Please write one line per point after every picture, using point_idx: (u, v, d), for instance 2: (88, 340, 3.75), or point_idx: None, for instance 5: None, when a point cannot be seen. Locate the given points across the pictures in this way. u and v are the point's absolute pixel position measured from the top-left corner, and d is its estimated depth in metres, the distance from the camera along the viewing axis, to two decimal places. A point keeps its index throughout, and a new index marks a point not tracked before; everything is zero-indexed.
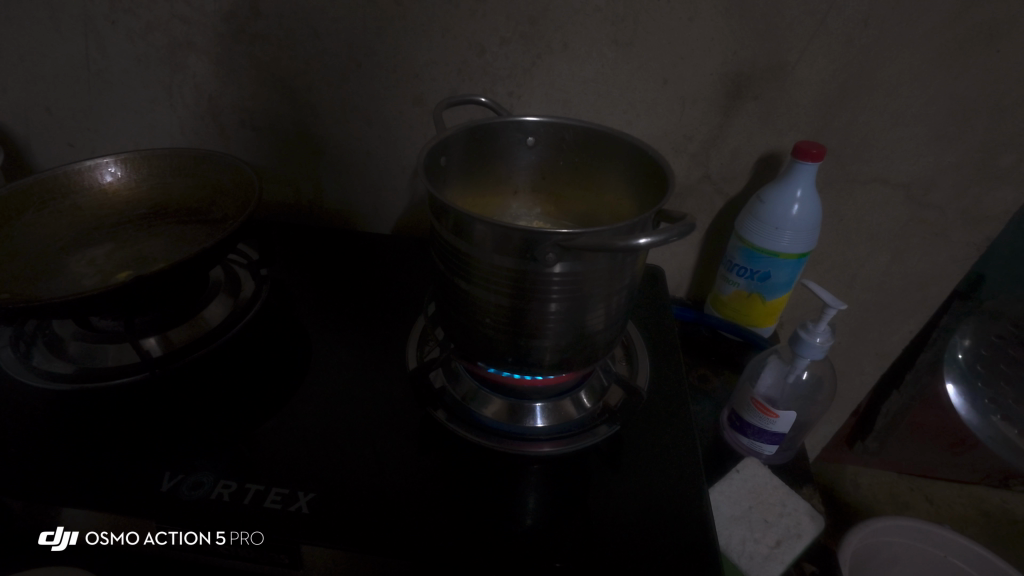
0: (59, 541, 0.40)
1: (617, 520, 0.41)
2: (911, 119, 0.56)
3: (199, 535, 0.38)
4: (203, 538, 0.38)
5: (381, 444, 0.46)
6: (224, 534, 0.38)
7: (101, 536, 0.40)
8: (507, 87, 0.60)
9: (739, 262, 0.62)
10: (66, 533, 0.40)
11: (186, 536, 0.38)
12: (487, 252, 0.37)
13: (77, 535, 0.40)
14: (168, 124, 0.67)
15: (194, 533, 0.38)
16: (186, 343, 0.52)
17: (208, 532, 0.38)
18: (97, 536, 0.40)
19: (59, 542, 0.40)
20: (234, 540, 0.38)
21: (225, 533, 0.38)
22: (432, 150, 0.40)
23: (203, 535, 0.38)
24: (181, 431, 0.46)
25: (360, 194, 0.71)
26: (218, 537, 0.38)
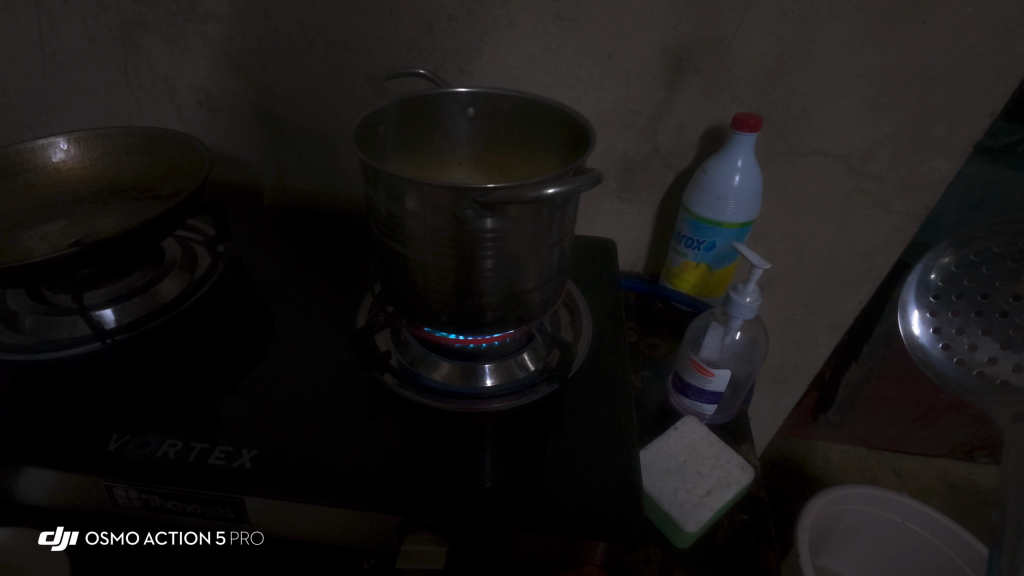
0: (59, 541, 0.41)
1: (551, 471, 0.43)
2: (846, 90, 0.58)
3: (199, 535, 0.42)
4: (203, 538, 0.42)
5: (330, 406, 0.48)
6: (224, 535, 0.42)
7: (102, 536, 0.42)
8: (457, 64, 0.61)
9: (687, 234, 0.64)
10: (67, 533, 0.41)
11: (186, 536, 0.42)
12: (415, 212, 0.38)
13: (78, 535, 0.42)
14: (126, 105, 0.68)
15: (194, 534, 0.42)
16: (141, 315, 0.52)
17: (208, 533, 0.42)
18: (97, 536, 0.42)
19: (59, 543, 0.41)
20: (235, 540, 0.42)
21: (225, 534, 0.42)
22: (366, 120, 0.42)
23: (203, 535, 0.42)
24: (132, 399, 0.47)
25: (319, 173, 0.72)
26: (218, 538, 0.42)
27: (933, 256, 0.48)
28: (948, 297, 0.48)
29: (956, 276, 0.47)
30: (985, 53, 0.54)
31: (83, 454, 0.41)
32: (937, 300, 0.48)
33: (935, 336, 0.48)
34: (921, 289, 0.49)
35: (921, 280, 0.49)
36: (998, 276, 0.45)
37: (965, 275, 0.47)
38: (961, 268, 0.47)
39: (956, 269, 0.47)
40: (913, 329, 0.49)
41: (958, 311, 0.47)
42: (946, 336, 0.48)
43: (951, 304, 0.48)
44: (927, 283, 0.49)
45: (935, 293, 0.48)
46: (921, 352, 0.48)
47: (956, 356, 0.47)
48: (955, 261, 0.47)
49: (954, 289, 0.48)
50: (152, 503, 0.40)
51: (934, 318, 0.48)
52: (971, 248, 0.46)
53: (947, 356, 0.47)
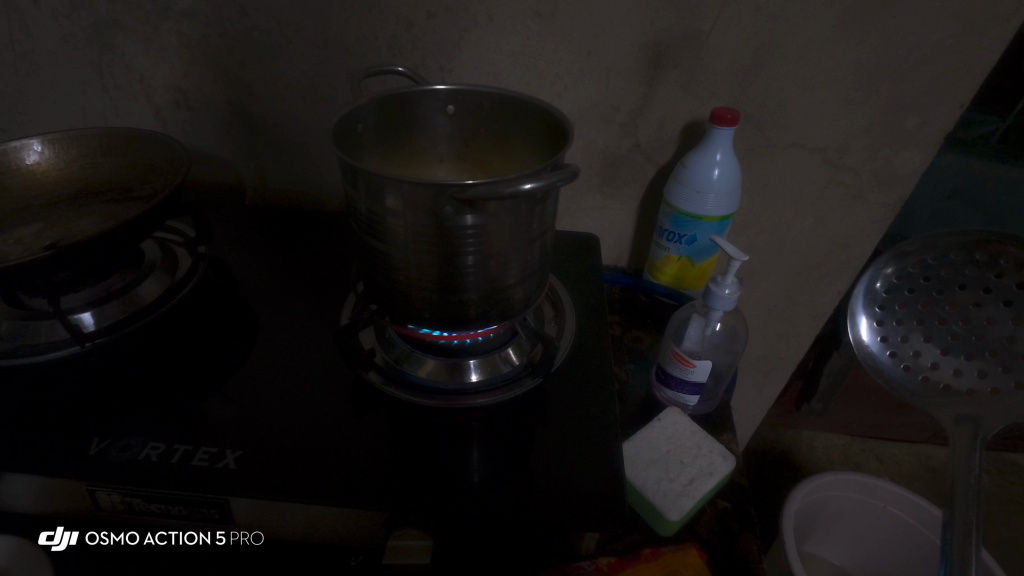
0: (59, 541, 0.41)
1: (537, 464, 0.44)
2: (821, 84, 0.59)
3: (199, 535, 0.41)
4: (204, 538, 0.42)
5: (315, 405, 0.48)
6: (224, 535, 0.41)
7: (102, 536, 0.42)
8: (437, 61, 0.61)
9: (668, 228, 0.65)
10: (66, 533, 0.42)
11: (186, 536, 0.41)
12: (392, 209, 0.38)
13: (78, 535, 0.42)
14: (102, 105, 0.67)
15: (194, 533, 0.41)
16: (120, 318, 0.52)
17: (208, 532, 0.41)
18: (97, 536, 0.42)
19: (59, 543, 0.41)
20: (235, 540, 0.41)
21: (225, 534, 0.41)
22: (344, 118, 0.42)
23: (203, 535, 0.41)
24: (112, 403, 0.46)
25: (301, 172, 0.71)
26: (218, 537, 0.41)
27: (877, 267, 0.53)
28: (891, 307, 0.52)
29: (896, 287, 0.52)
30: (954, 46, 0.56)
31: (68, 460, 0.40)
32: (881, 309, 0.52)
33: (882, 343, 0.52)
34: (868, 298, 0.53)
35: (867, 290, 0.53)
36: (936, 286, 0.51)
37: (905, 286, 0.52)
38: (901, 280, 0.52)
39: (897, 280, 0.52)
40: (861, 335, 0.52)
41: (902, 320, 0.52)
42: (890, 344, 0.52)
43: (894, 313, 0.52)
44: (873, 293, 0.53)
45: (879, 303, 0.53)
46: (872, 359, 0.52)
47: (902, 361, 0.51)
48: (896, 273, 0.52)
49: (895, 299, 0.52)
50: (136, 506, 0.40)
51: (881, 327, 0.52)
52: (912, 261, 0.51)
53: (894, 362, 0.51)
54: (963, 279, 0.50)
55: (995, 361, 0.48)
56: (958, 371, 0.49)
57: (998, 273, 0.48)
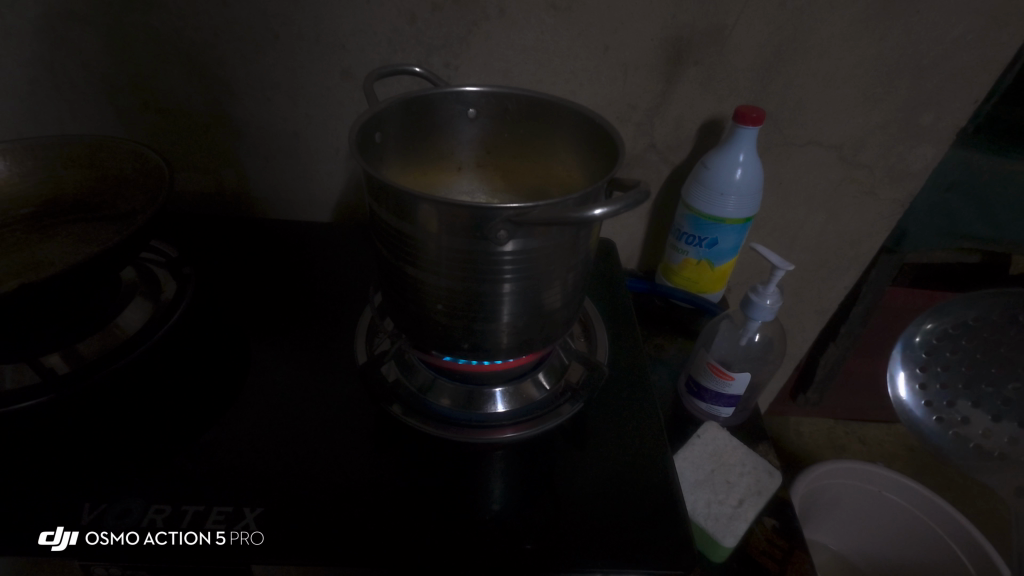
0: (59, 541, 0.35)
1: (587, 496, 0.41)
2: (842, 80, 0.58)
3: (199, 535, 0.36)
4: (203, 538, 0.35)
5: (337, 447, 0.43)
6: (224, 534, 0.36)
7: (102, 535, 0.36)
8: (443, 58, 0.56)
9: (687, 231, 0.63)
10: (66, 533, 0.36)
11: (185, 535, 0.35)
12: (433, 234, 0.33)
13: (78, 535, 0.36)
14: (56, 108, 0.59)
15: (194, 533, 0.36)
16: (100, 354, 0.46)
17: (208, 531, 0.36)
18: (98, 536, 0.35)
19: (59, 543, 0.35)
20: (234, 541, 0.36)
21: (225, 533, 0.36)
22: (365, 124, 0.37)
23: (203, 535, 0.36)
24: (102, 456, 0.41)
25: (289, 179, 0.65)
26: (218, 537, 0.35)
27: (912, 330, 0.53)
28: (936, 368, 0.52)
29: (937, 347, 0.52)
30: (974, 41, 0.55)
31: (59, 539, 0.35)
32: (923, 370, 0.53)
33: (925, 405, 0.52)
34: (908, 357, 0.53)
35: (905, 349, 0.53)
36: (980, 347, 0.50)
37: (946, 348, 0.52)
38: (942, 339, 0.52)
39: (939, 341, 0.52)
40: (900, 392, 0.53)
41: (948, 381, 0.52)
42: (936, 404, 0.52)
43: (940, 375, 0.52)
44: (912, 350, 0.53)
45: (921, 364, 0.53)
46: (914, 424, 0.52)
47: (948, 426, 0.51)
48: (934, 334, 0.52)
49: (937, 359, 0.52)
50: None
51: (923, 389, 0.53)
52: (950, 324, 0.51)
53: (939, 427, 0.51)
54: (1007, 341, 0.49)
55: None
56: (1013, 437, 0.48)
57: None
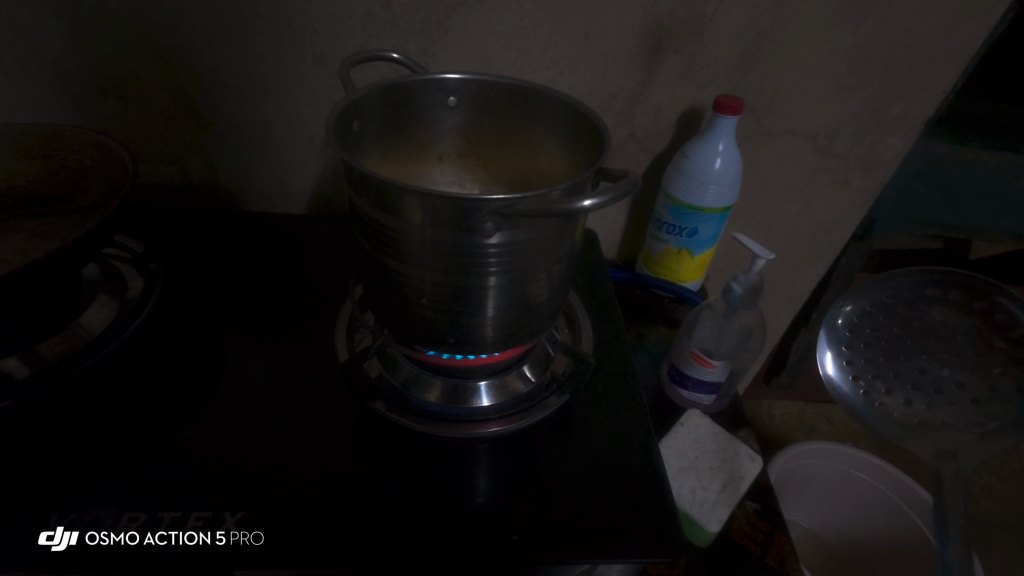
0: (59, 541, 0.34)
1: (576, 487, 0.41)
2: (818, 71, 0.58)
3: (199, 535, 0.35)
4: (203, 538, 0.35)
5: (320, 446, 0.42)
6: (224, 534, 0.35)
7: (102, 535, 0.35)
8: (420, 44, 0.55)
9: (667, 220, 0.63)
10: (66, 532, 0.35)
11: (186, 535, 0.35)
12: (417, 227, 0.32)
13: (79, 534, 0.35)
14: (4, 94, 0.55)
15: (194, 533, 0.35)
16: (62, 355, 0.43)
17: (208, 531, 0.35)
18: (98, 536, 0.35)
19: (59, 543, 0.34)
20: (234, 541, 0.35)
21: (226, 532, 0.35)
22: (343, 112, 0.35)
23: (203, 535, 0.35)
24: (71, 464, 0.39)
25: (260, 170, 0.63)
26: (218, 537, 0.35)
27: (836, 310, 0.52)
28: (858, 346, 0.51)
29: (859, 326, 0.52)
30: (943, 33, 0.56)
31: (30, 553, 0.33)
32: (848, 348, 0.52)
33: (853, 381, 0.51)
34: (834, 337, 0.52)
35: (831, 328, 0.52)
36: (895, 322, 0.51)
37: (867, 325, 0.52)
38: (862, 318, 0.52)
39: (859, 319, 0.52)
40: (829, 371, 0.52)
41: (868, 357, 0.51)
42: (860, 380, 0.51)
43: (862, 351, 0.51)
44: (838, 328, 0.52)
45: (845, 342, 0.52)
46: (848, 401, 0.50)
47: (874, 400, 0.50)
48: (855, 312, 0.52)
49: (860, 336, 0.52)
50: None
51: (850, 366, 0.51)
52: (868, 300, 0.51)
53: (868, 402, 0.50)
54: (918, 314, 0.50)
55: (961, 392, 0.48)
56: (931, 406, 0.48)
57: (945, 306, 0.49)
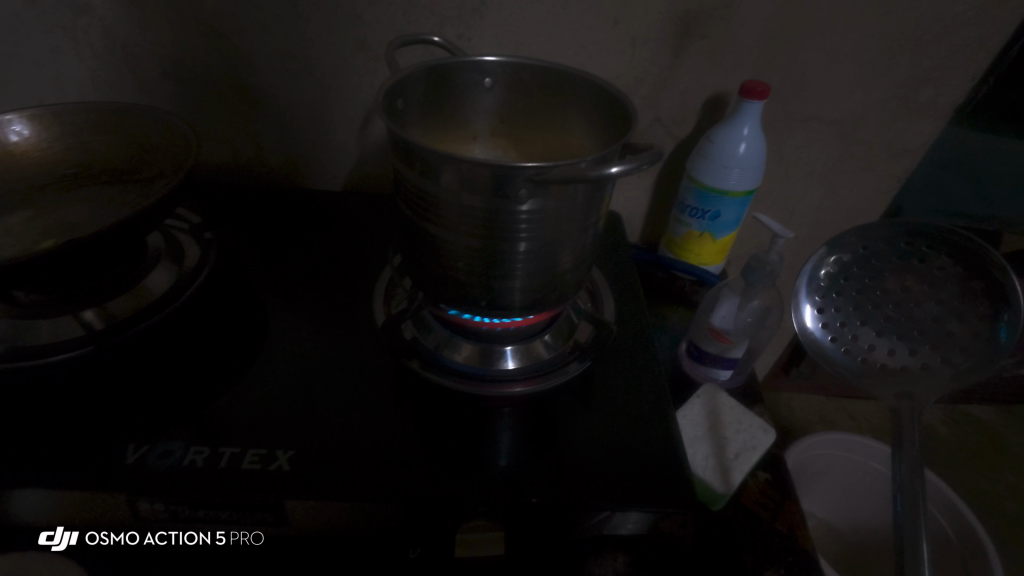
0: (59, 541, 0.38)
1: (594, 447, 0.44)
2: (845, 57, 0.59)
3: (199, 535, 0.39)
4: (203, 538, 0.39)
5: (359, 399, 0.46)
6: (224, 534, 0.39)
7: (102, 536, 0.39)
8: (456, 29, 0.58)
9: (690, 203, 0.65)
10: (66, 533, 0.38)
11: (185, 536, 0.39)
12: (456, 193, 0.35)
13: (78, 535, 0.39)
14: (77, 76, 0.60)
15: (194, 533, 0.39)
16: (130, 313, 0.48)
17: (208, 532, 0.39)
18: (97, 536, 0.38)
19: (59, 543, 0.38)
20: (235, 540, 0.39)
21: (225, 533, 0.39)
22: (390, 90, 0.39)
23: (203, 535, 0.39)
24: (141, 405, 0.43)
25: (303, 149, 0.67)
26: (218, 537, 0.39)
27: (813, 259, 0.50)
28: (830, 295, 0.50)
29: (834, 275, 0.50)
30: (973, 19, 0.56)
31: (109, 476, 0.37)
32: (822, 297, 0.50)
33: (825, 329, 0.49)
34: (810, 286, 0.50)
35: (808, 277, 0.50)
36: (869, 272, 0.49)
37: (842, 275, 0.50)
38: (838, 268, 0.50)
39: (834, 269, 0.50)
40: (805, 321, 0.50)
41: (840, 306, 0.50)
42: (832, 329, 0.49)
43: (834, 300, 0.50)
44: (817, 277, 0.50)
45: (819, 291, 0.50)
46: (821, 350, 0.49)
47: (843, 346, 0.49)
48: (830, 261, 0.50)
49: (835, 286, 0.50)
50: (180, 514, 0.38)
51: (823, 314, 0.50)
52: (845, 249, 0.50)
53: (837, 348, 0.49)
54: (891, 264, 0.49)
55: (922, 337, 0.47)
56: (893, 351, 0.48)
57: (918, 256, 0.47)
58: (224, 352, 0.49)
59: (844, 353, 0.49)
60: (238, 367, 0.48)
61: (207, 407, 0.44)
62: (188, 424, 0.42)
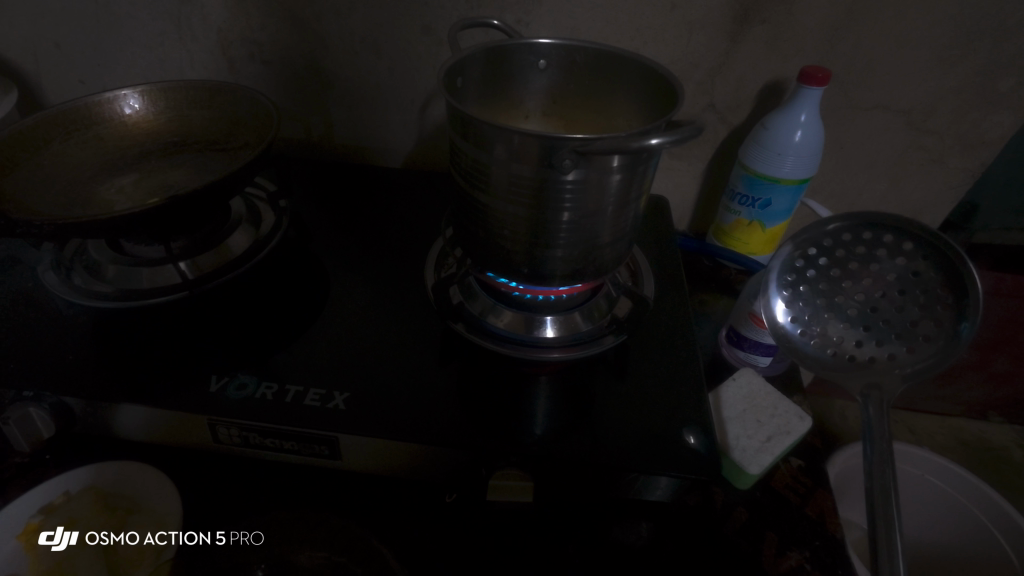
0: (59, 541, 0.42)
1: (624, 416, 0.46)
2: (915, 42, 0.57)
3: (200, 535, 0.41)
4: (204, 538, 0.41)
5: (407, 355, 0.50)
6: (225, 535, 0.41)
7: (102, 536, 0.42)
8: (516, 15, 0.60)
9: (741, 191, 0.64)
10: (66, 533, 0.42)
11: (185, 536, 0.40)
12: (506, 163, 0.38)
13: (78, 535, 0.42)
14: (178, 57, 0.67)
15: (195, 533, 0.41)
16: (215, 268, 0.54)
17: (208, 532, 0.41)
18: (97, 536, 0.42)
19: (59, 543, 0.42)
20: (235, 539, 0.41)
21: (226, 533, 0.41)
22: (450, 69, 0.42)
23: (203, 535, 0.41)
24: (222, 346, 0.49)
25: (368, 128, 0.72)
26: (219, 537, 0.41)
27: (780, 256, 0.50)
28: (798, 288, 0.50)
29: (801, 270, 0.50)
30: None
31: (194, 400, 0.43)
32: (790, 291, 0.50)
33: (793, 322, 0.50)
34: (777, 282, 0.50)
35: (775, 273, 0.50)
36: (835, 265, 0.49)
37: (809, 268, 0.50)
38: (804, 261, 0.50)
39: (800, 264, 0.50)
40: (777, 316, 0.50)
41: (808, 299, 0.50)
42: (801, 322, 0.49)
43: (802, 294, 0.50)
44: (785, 273, 0.50)
45: (787, 287, 0.50)
46: (793, 346, 0.49)
47: (812, 338, 0.49)
48: (797, 256, 0.50)
49: (801, 279, 0.50)
50: (251, 440, 0.43)
51: (790, 307, 0.50)
52: (810, 245, 0.49)
53: (806, 341, 0.49)
54: (857, 258, 0.48)
55: (888, 328, 0.47)
56: (859, 342, 0.48)
57: (882, 248, 0.47)
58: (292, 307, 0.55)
59: (815, 345, 0.49)
60: (304, 320, 0.53)
61: (276, 353, 0.49)
62: (261, 365, 0.47)
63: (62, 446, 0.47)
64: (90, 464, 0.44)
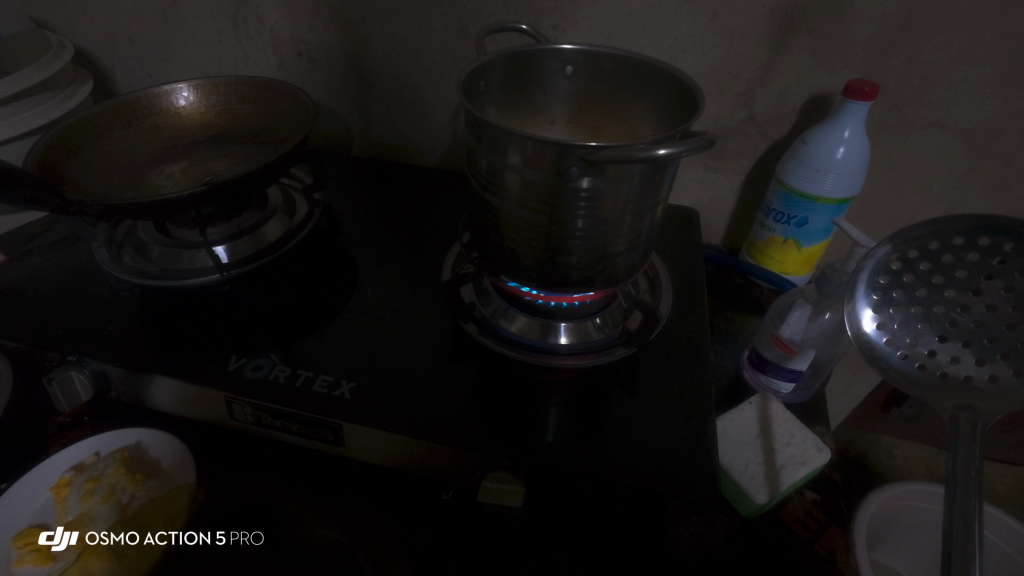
0: (59, 540, 0.43)
1: (626, 431, 0.45)
2: (980, 57, 0.53)
3: (200, 535, 0.43)
4: (203, 538, 0.43)
5: (419, 351, 0.51)
6: (224, 535, 0.43)
7: (102, 536, 0.43)
8: (553, 20, 0.60)
9: (777, 208, 0.61)
10: (66, 533, 0.43)
11: (186, 536, 0.43)
12: (519, 168, 0.38)
13: (78, 535, 0.43)
14: (234, 54, 0.72)
15: (195, 534, 0.43)
16: (250, 254, 0.57)
17: (208, 532, 0.43)
18: (97, 536, 0.43)
19: (59, 543, 0.43)
20: (235, 539, 0.43)
21: (226, 534, 0.43)
22: (473, 72, 0.42)
23: (203, 535, 0.43)
24: (246, 331, 0.52)
25: (406, 128, 0.74)
26: (218, 537, 0.43)
27: (875, 256, 0.42)
28: (889, 293, 0.42)
29: (897, 273, 0.42)
30: None
31: (214, 378, 0.46)
32: (880, 296, 0.42)
33: (880, 330, 0.42)
34: (867, 284, 0.42)
35: (866, 275, 0.42)
36: (938, 271, 0.41)
37: (907, 271, 0.42)
38: (902, 263, 0.42)
39: (897, 267, 0.42)
40: (862, 324, 0.42)
41: (900, 306, 0.42)
42: (890, 331, 0.42)
43: (892, 299, 0.42)
44: (876, 276, 0.42)
45: (877, 291, 0.42)
46: (878, 358, 0.42)
47: (900, 349, 0.42)
48: (893, 257, 0.42)
49: (896, 283, 0.42)
50: (263, 420, 0.45)
51: (878, 313, 0.42)
52: (912, 245, 0.41)
53: (891, 351, 0.42)
54: (967, 264, 0.41)
55: (994, 347, 0.40)
56: (956, 358, 0.41)
57: (1002, 257, 0.40)
58: (315, 296, 0.57)
59: (907, 358, 0.42)
60: (326, 308, 0.55)
61: (297, 339, 0.51)
62: (279, 351, 0.49)
63: (100, 410, 0.51)
64: (122, 429, 0.48)
